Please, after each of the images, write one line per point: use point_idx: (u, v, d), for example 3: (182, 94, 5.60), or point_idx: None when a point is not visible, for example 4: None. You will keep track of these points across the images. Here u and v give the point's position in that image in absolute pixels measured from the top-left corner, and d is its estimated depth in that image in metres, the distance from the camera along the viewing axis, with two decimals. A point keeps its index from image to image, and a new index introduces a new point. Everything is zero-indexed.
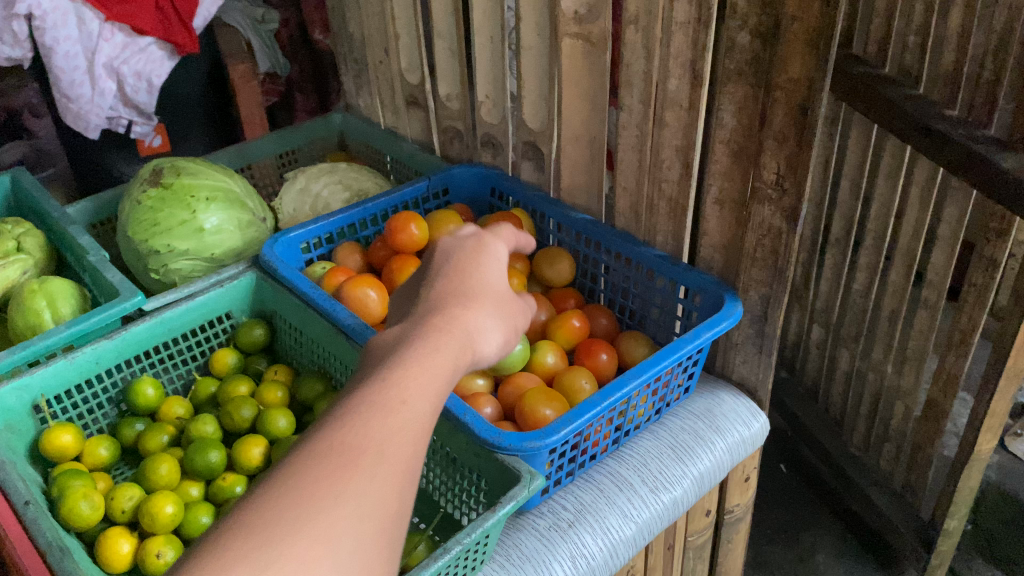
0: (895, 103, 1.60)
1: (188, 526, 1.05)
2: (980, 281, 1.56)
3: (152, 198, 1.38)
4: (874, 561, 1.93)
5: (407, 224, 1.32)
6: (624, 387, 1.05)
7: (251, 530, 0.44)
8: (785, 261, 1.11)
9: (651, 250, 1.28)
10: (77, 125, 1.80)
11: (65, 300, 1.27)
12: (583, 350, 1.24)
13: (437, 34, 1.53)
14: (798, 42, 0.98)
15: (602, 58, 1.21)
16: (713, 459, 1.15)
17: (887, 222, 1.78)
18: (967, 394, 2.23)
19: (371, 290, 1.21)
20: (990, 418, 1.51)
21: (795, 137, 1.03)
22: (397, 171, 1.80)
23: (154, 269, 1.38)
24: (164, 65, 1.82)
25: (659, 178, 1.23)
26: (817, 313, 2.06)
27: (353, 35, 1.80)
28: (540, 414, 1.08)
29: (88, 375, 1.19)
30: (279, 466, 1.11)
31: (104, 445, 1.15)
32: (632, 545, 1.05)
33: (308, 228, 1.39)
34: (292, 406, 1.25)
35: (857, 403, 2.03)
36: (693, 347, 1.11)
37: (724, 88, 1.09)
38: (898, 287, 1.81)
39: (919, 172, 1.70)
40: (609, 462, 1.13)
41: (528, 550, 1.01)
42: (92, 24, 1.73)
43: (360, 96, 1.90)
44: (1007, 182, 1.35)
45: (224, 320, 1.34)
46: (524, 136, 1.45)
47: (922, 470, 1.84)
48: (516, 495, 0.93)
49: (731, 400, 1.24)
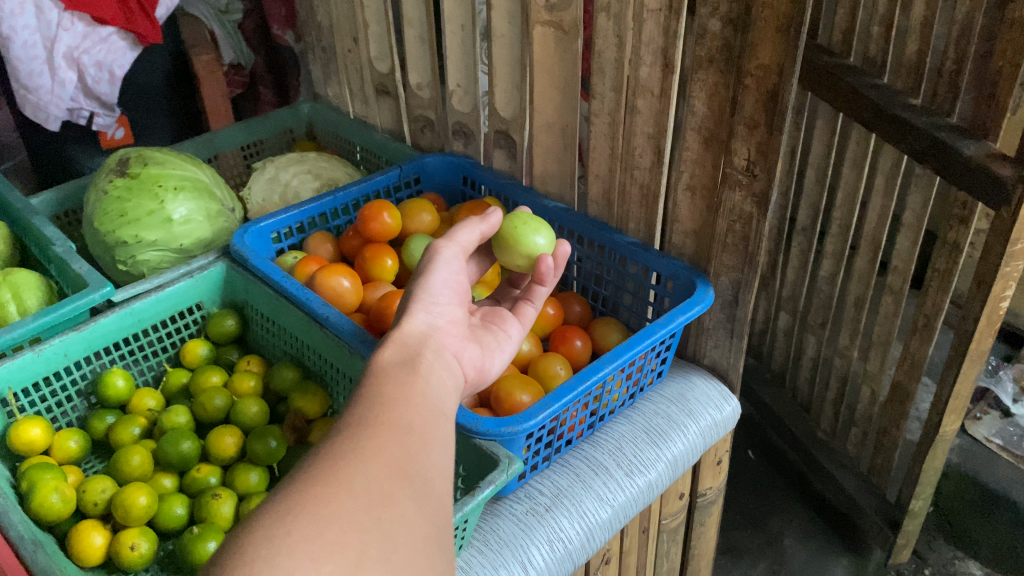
0: (860, 92, 1.62)
1: (162, 518, 1.03)
2: (942, 266, 1.59)
3: (119, 188, 1.36)
4: (841, 543, 1.97)
5: (379, 213, 1.31)
6: (600, 371, 1.06)
7: (318, 495, 0.54)
8: (756, 246, 1.13)
9: (623, 237, 1.29)
10: (37, 116, 1.77)
11: (31, 292, 1.25)
12: (558, 337, 1.25)
13: (407, 22, 1.52)
14: (768, 29, 0.99)
15: (573, 46, 1.21)
16: (686, 442, 1.16)
17: (852, 210, 1.81)
18: (930, 379, 2.28)
19: (343, 278, 1.21)
20: (953, 400, 1.54)
21: (765, 123, 1.04)
22: (367, 161, 1.79)
23: (122, 261, 1.36)
24: (127, 55, 1.78)
25: (632, 166, 1.24)
26: (784, 300, 2.09)
27: (321, 24, 1.79)
28: (517, 399, 1.09)
29: (56, 367, 1.17)
30: (253, 456, 1.10)
31: (74, 438, 1.13)
32: (609, 528, 1.06)
33: (278, 217, 1.37)
34: (265, 396, 1.24)
35: (824, 389, 2.06)
36: (666, 332, 1.12)
37: (695, 75, 1.10)
38: (863, 274, 1.84)
39: (882, 161, 1.73)
40: (584, 447, 1.14)
41: (506, 535, 1.01)
42: (51, 13, 1.69)
43: (329, 86, 1.89)
44: (970, 170, 1.39)
45: (195, 311, 1.33)
46: (496, 124, 1.45)
47: (887, 453, 1.88)
48: (494, 479, 0.94)
49: (703, 384, 1.25)
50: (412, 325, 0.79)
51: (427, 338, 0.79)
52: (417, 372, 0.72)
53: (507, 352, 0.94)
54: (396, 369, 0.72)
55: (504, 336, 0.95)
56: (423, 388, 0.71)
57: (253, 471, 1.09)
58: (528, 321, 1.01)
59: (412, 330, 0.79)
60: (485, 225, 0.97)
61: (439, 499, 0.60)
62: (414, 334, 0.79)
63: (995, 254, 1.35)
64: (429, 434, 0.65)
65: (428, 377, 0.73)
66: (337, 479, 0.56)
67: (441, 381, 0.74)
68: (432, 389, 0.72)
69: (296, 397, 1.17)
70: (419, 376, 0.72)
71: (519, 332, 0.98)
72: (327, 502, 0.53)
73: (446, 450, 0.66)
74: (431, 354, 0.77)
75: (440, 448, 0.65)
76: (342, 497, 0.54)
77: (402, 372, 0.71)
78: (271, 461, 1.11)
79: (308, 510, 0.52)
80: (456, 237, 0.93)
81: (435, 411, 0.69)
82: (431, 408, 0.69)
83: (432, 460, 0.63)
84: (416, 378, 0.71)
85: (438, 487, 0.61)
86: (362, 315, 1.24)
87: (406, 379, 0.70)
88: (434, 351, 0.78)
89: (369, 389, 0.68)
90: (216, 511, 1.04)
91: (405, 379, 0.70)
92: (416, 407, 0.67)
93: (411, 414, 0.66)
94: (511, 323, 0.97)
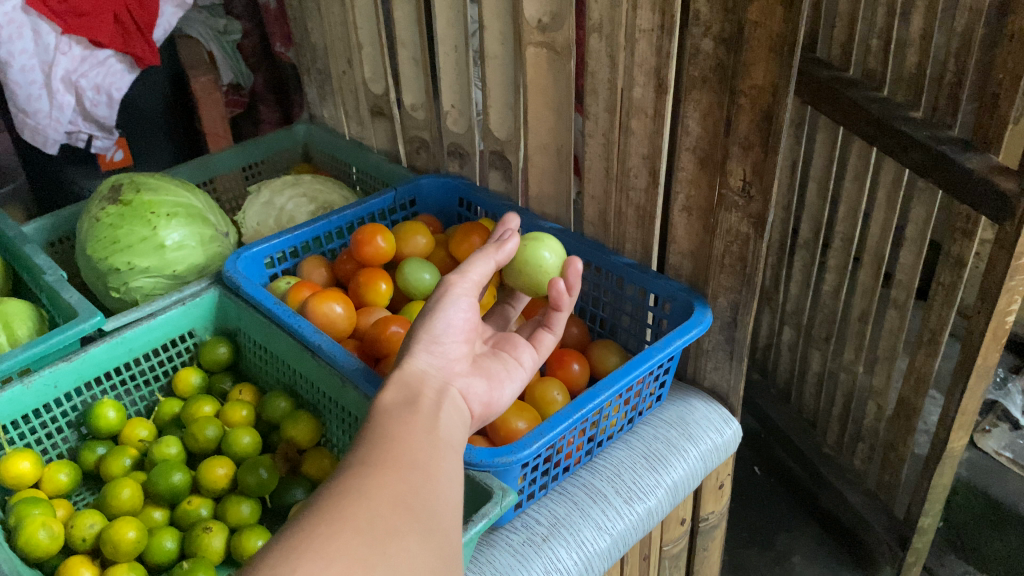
0: (861, 105, 1.60)
1: (152, 552, 1.02)
2: (946, 280, 1.57)
3: (111, 215, 1.35)
4: (849, 561, 1.94)
5: (374, 236, 1.30)
6: (596, 398, 1.03)
7: (322, 533, 0.53)
8: (754, 267, 1.11)
9: (620, 258, 1.27)
10: (35, 140, 1.75)
11: (22, 322, 1.24)
12: (555, 360, 1.23)
13: (400, 43, 1.52)
14: (761, 49, 0.97)
15: (567, 66, 1.20)
16: (686, 467, 1.14)
17: (854, 224, 1.78)
18: (938, 392, 2.25)
19: (337, 304, 1.19)
20: (960, 416, 1.51)
21: (760, 143, 1.03)
22: (363, 182, 1.78)
23: (114, 288, 1.35)
24: (125, 78, 1.78)
25: (627, 187, 1.22)
26: (788, 315, 2.06)
27: (316, 46, 1.78)
28: (512, 426, 1.07)
29: (46, 399, 1.16)
30: (245, 488, 1.09)
31: (64, 470, 1.12)
32: (608, 557, 1.03)
33: (271, 242, 1.36)
34: (258, 426, 1.22)
35: (829, 404, 2.03)
36: (664, 356, 1.10)
37: (689, 95, 1.08)
38: (867, 288, 1.81)
39: (884, 175, 1.71)
40: (582, 474, 1.12)
41: (502, 566, 0.99)
42: (48, 37, 1.68)
43: (324, 107, 1.88)
44: (972, 183, 1.37)
45: (187, 338, 1.31)
46: (490, 145, 1.44)
47: (895, 469, 1.84)
48: (487, 511, 0.92)
49: (703, 407, 1.23)
50: (412, 366, 0.78)
51: (428, 378, 0.78)
52: (421, 411, 0.71)
53: (519, 380, 0.92)
54: (399, 410, 0.71)
55: (515, 364, 0.93)
56: (427, 426, 0.70)
57: (244, 503, 1.07)
58: (546, 350, 0.97)
59: (412, 370, 0.77)
60: (502, 253, 0.90)
61: (445, 533, 0.60)
62: (415, 374, 0.77)
63: (999, 269, 1.33)
64: (434, 468, 0.64)
65: (432, 416, 0.72)
66: (338, 516, 0.55)
67: (446, 420, 0.73)
68: (437, 427, 0.71)
69: (289, 426, 1.15)
70: (422, 415, 0.71)
71: (533, 359, 0.96)
72: (330, 540, 0.53)
73: (453, 482, 0.65)
74: (433, 393, 0.76)
75: (447, 482, 0.64)
76: (346, 533, 0.54)
77: (403, 412, 0.70)
78: (264, 493, 1.09)
79: (312, 548, 0.52)
80: (468, 272, 0.87)
81: (440, 447, 0.68)
82: (436, 444, 0.68)
83: (439, 493, 0.62)
84: (419, 417, 0.70)
85: (444, 521, 0.61)
86: (355, 341, 1.22)
87: (409, 418, 0.69)
88: (436, 390, 0.77)
89: (371, 430, 0.67)
90: (208, 545, 1.02)
91: (407, 418, 0.69)
92: (419, 444, 0.66)
93: (414, 451, 0.65)
94: (523, 350, 0.95)
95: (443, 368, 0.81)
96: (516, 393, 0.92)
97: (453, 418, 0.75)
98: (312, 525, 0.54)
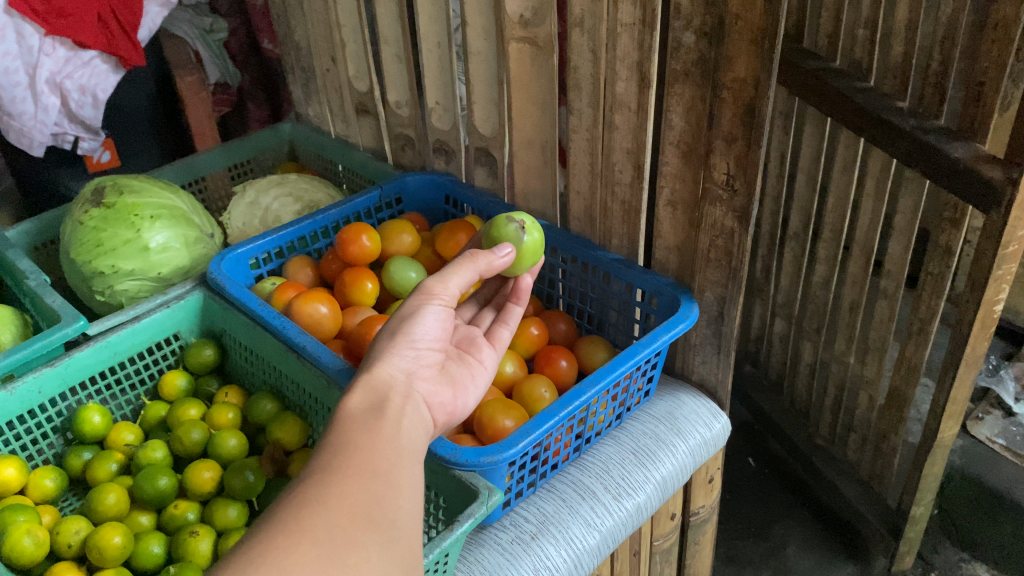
0: (847, 95, 1.60)
1: (139, 558, 1.01)
2: (936, 269, 1.57)
3: (94, 218, 1.35)
4: (843, 551, 1.94)
5: (358, 235, 1.29)
6: (583, 395, 1.03)
7: (280, 546, 0.53)
8: (738, 261, 1.10)
9: (606, 253, 1.27)
10: (21, 142, 1.73)
11: (5, 328, 1.24)
12: (543, 358, 1.23)
13: (384, 40, 1.51)
14: (742, 41, 0.97)
15: (549, 61, 1.19)
16: (675, 462, 1.13)
17: (843, 214, 1.78)
18: (929, 380, 2.26)
19: (321, 304, 1.19)
20: (951, 405, 1.51)
21: (743, 137, 1.02)
22: (350, 180, 1.78)
23: (99, 291, 1.34)
24: (110, 79, 1.76)
25: (613, 182, 1.22)
26: (779, 306, 2.06)
27: (300, 43, 1.77)
28: (499, 425, 1.07)
29: (31, 405, 1.15)
30: (232, 491, 1.08)
31: (50, 476, 1.12)
32: (597, 554, 1.03)
33: (256, 243, 1.35)
34: (245, 427, 1.22)
35: (822, 395, 2.03)
36: (650, 351, 1.09)
37: (671, 89, 1.08)
38: (857, 278, 1.81)
39: (873, 163, 1.70)
40: (571, 470, 1.11)
41: (491, 565, 0.99)
42: (32, 38, 1.66)
43: (310, 105, 1.87)
44: (959, 172, 1.36)
45: (173, 341, 1.31)
46: (476, 142, 1.44)
47: (888, 458, 1.85)
48: (473, 511, 0.91)
49: (692, 402, 1.23)
50: (382, 372, 0.77)
51: (396, 384, 0.77)
52: (385, 417, 0.71)
53: (481, 385, 0.92)
54: (364, 416, 0.70)
55: (478, 369, 0.92)
56: (391, 433, 0.69)
57: (231, 506, 1.07)
58: (504, 349, 0.98)
59: (381, 375, 0.77)
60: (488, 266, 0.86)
61: (406, 541, 0.60)
62: (383, 380, 0.76)
63: (988, 257, 1.33)
64: (396, 476, 0.64)
65: (396, 422, 0.71)
66: (298, 527, 0.55)
67: (411, 425, 0.73)
68: (402, 434, 0.70)
69: (275, 428, 1.15)
70: (386, 421, 0.71)
71: (495, 363, 0.95)
72: (290, 551, 0.53)
73: (414, 490, 0.65)
74: (399, 399, 0.75)
75: (409, 489, 0.64)
76: (306, 544, 0.54)
77: (368, 419, 0.70)
78: (250, 496, 1.09)
79: (271, 560, 0.52)
80: (448, 283, 0.85)
81: (404, 455, 0.68)
82: (400, 452, 0.67)
83: (400, 502, 0.62)
84: (383, 423, 0.70)
85: (404, 531, 0.61)
86: (341, 341, 1.21)
87: (374, 425, 0.69)
88: (403, 397, 0.76)
89: (334, 434, 0.67)
90: (195, 549, 1.01)
91: (372, 425, 0.69)
92: (382, 452, 0.66)
93: (377, 458, 0.65)
94: (485, 353, 0.95)
95: (410, 375, 0.80)
96: (479, 398, 0.91)
97: (417, 423, 0.75)
98: (268, 537, 0.54)
